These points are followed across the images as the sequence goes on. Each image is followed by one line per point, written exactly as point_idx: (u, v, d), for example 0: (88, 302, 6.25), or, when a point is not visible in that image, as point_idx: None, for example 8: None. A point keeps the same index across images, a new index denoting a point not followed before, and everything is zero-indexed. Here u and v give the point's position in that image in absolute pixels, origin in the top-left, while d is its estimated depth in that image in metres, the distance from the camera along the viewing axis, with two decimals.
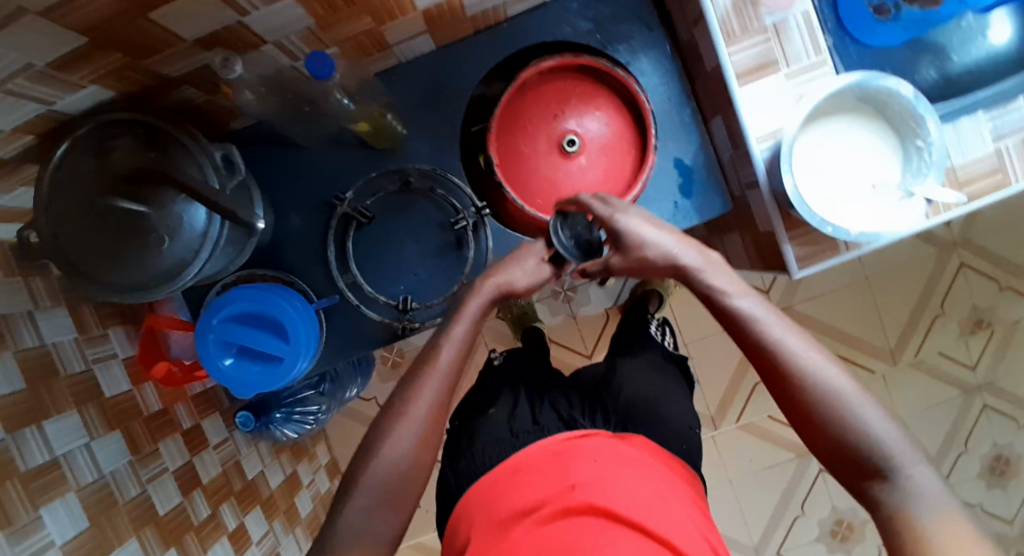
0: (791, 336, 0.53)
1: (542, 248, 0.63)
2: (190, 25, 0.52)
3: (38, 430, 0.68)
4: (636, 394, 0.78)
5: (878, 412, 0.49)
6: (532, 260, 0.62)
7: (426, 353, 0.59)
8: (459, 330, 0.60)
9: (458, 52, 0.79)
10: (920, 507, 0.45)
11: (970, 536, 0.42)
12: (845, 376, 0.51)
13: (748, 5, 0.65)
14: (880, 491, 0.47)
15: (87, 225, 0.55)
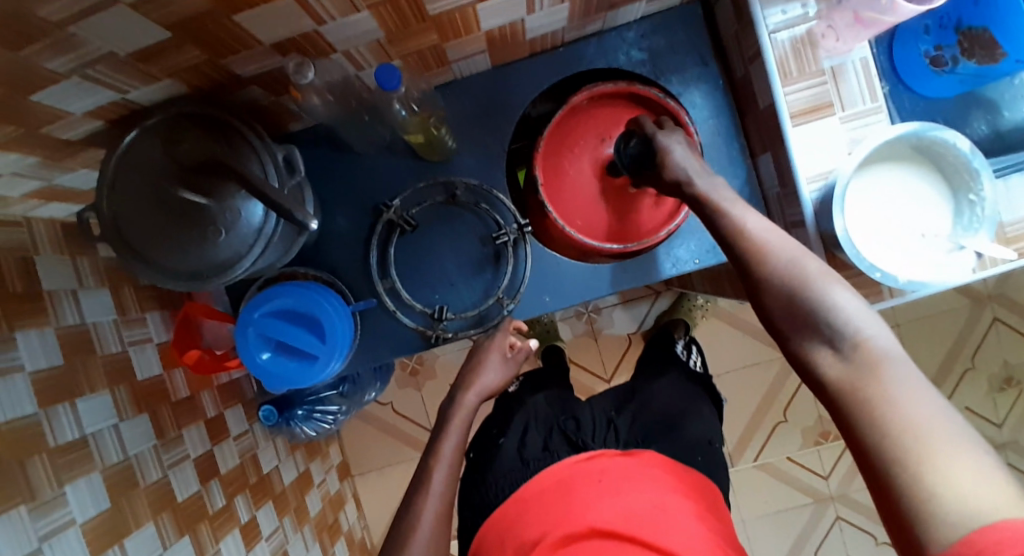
0: (792, 248, 0.49)
1: (501, 344, 0.74)
2: (269, 30, 0.54)
3: (72, 408, 0.70)
4: (659, 416, 0.78)
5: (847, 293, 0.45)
6: (495, 358, 0.73)
7: (427, 455, 0.63)
8: (448, 446, 0.63)
9: (512, 72, 0.80)
10: (867, 370, 0.40)
11: (916, 393, 0.36)
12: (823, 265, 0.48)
13: (806, 47, 0.66)
14: (831, 366, 0.43)
15: (155, 209, 0.58)
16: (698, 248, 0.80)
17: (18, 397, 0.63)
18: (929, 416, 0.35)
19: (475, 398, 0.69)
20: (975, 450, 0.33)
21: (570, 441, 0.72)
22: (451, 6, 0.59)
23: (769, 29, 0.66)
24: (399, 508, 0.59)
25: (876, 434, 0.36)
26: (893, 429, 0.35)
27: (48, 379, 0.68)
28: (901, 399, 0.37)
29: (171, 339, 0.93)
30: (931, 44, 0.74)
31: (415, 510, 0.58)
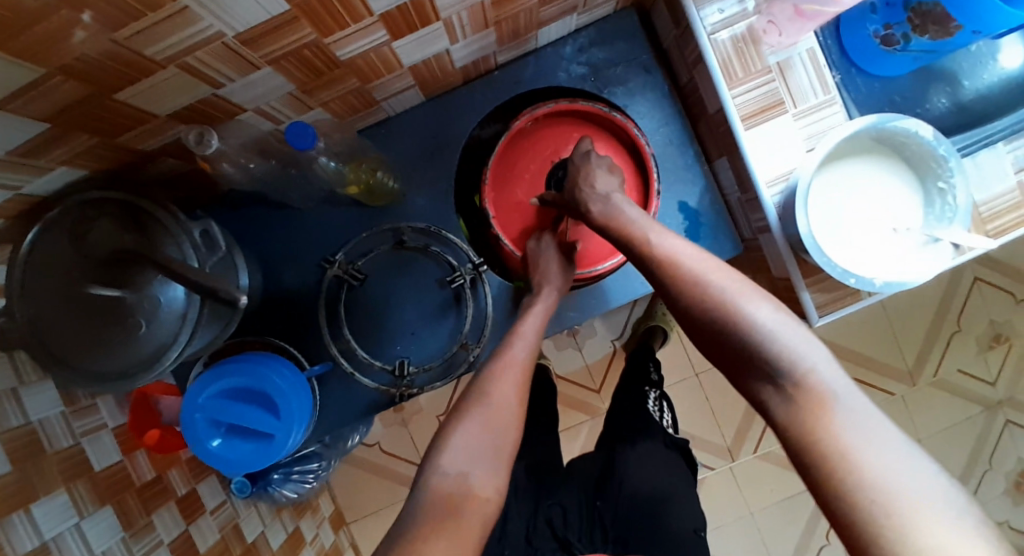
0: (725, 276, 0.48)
1: (550, 239, 0.71)
2: (163, 101, 0.49)
3: (28, 515, 0.61)
4: (639, 489, 0.83)
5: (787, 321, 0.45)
6: (552, 251, 0.70)
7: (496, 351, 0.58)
8: (523, 335, 0.60)
9: (449, 103, 0.76)
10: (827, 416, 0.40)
11: (879, 443, 0.37)
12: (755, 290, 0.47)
13: (748, 45, 0.62)
14: (782, 408, 0.42)
15: (66, 311, 0.51)
16: None
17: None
18: (893, 468, 0.36)
19: (546, 294, 0.67)
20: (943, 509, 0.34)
21: (557, 539, 0.82)
22: (364, 49, 0.55)
23: (707, 31, 0.62)
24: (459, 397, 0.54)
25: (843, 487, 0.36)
26: (866, 491, 0.35)
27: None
28: (868, 456, 0.37)
29: (130, 420, 0.84)
30: (880, 23, 0.67)
31: (486, 387, 0.54)
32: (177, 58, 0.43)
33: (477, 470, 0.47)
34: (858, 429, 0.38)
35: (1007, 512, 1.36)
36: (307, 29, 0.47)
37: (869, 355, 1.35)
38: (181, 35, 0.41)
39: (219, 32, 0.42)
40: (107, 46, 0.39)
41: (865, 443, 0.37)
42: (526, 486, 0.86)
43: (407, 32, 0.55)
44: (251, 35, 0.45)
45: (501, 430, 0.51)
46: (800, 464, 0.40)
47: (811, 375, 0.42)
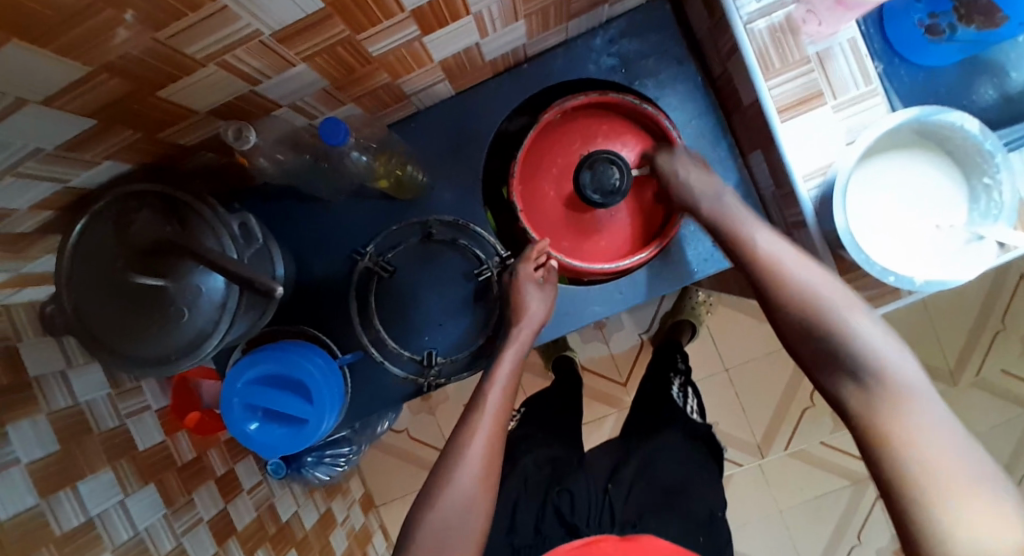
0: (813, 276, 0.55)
1: (525, 269, 0.71)
2: (201, 98, 0.51)
3: (74, 492, 0.65)
4: None
5: (870, 324, 0.52)
6: (530, 287, 0.71)
7: (475, 399, 0.63)
8: (500, 376, 0.65)
9: (478, 96, 0.76)
10: (895, 417, 0.46)
11: (946, 445, 0.43)
12: (838, 285, 0.55)
13: (787, 34, 0.60)
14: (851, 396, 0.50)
15: (111, 297, 0.55)
16: (694, 256, 0.76)
17: (17, 490, 0.58)
18: (947, 458, 0.42)
19: (529, 330, 0.69)
20: (985, 494, 0.40)
21: (566, 526, 0.83)
22: (395, 45, 0.55)
23: (743, 21, 0.61)
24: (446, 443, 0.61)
25: (899, 472, 0.44)
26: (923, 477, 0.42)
27: (47, 466, 0.63)
28: (920, 441, 0.44)
29: (171, 403, 0.88)
30: (924, 11, 0.66)
31: (467, 439, 0.59)
32: (216, 56, 0.45)
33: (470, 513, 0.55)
34: (922, 420, 0.45)
35: None
36: (340, 26, 0.48)
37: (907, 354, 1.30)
38: (219, 35, 0.42)
39: (256, 30, 0.43)
40: (150, 46, 0.40)
41: (925, 433, 0.44)
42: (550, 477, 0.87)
43: (436, 28, 0.55)
44: (287, 33, 0.46)
45: (480, 484, 0.57)
46: (866, 452, 0.47)
47: (884, 372, 0.49)
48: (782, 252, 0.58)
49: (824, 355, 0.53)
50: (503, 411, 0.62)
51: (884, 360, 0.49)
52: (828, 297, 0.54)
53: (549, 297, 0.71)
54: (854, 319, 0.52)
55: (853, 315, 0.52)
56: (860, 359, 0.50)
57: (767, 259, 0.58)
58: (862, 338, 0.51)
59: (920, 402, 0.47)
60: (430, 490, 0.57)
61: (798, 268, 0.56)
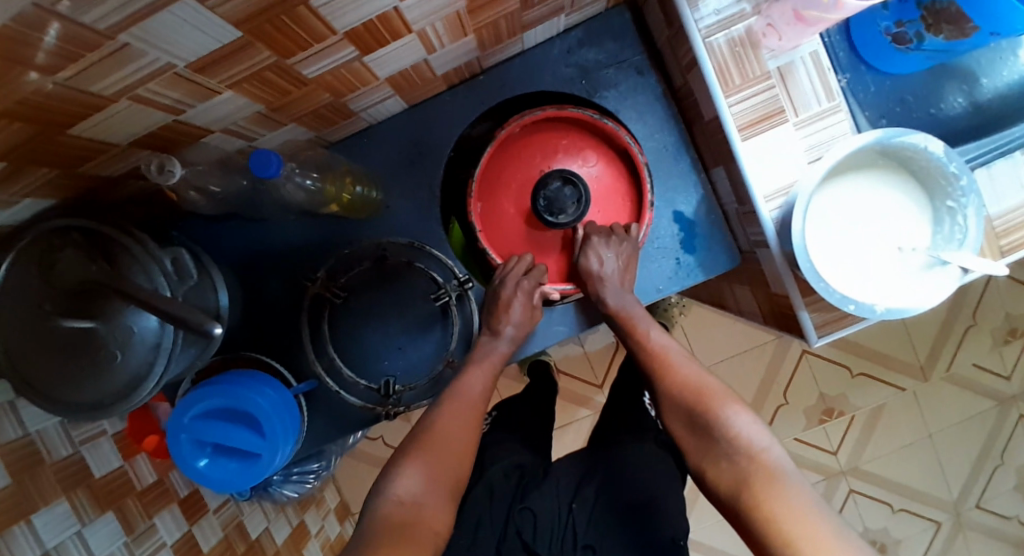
0: (752, 422, 0.56)
1: (532, 287, 0.69)
2: (120, 131, 0.47)
3: (29, 526, 0.63)
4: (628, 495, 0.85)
5: (750, 419, 0.56)
6: (522, 299, 0.68)
7: (458, 381, 0.64)
8: (477, 374, 0.65)
9: (432, 110, 0.73)
10: (777, 461, 0.52)
11: (797, 488, 0.49)
12: (759, 424, 0.56)
13: (747, 48, 0.57)
14: (730, 470, 0.53)
15: (39, 339, 0.51)
16: (658, 274, 0.72)
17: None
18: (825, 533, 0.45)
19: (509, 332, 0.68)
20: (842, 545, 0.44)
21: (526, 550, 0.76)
22: (330, 67, 0.52)
23: (702, 33, 0.58)
24: (413, 426, 0.61)
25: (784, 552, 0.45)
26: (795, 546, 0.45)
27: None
28: (790, 506, 0.47)
29: (130, 426, 0.81)
30: (892, 19, 0.63)
31: (436, 417, 0.60)
32: (126, 91, 0.41)
33: (424, 506, 0.52)
34: (775, 470, 0.51)
35: (1017, 507, 1.34)
36: (265, 52, 0.44)
37: (879, 351, 1.32)
38: (124, 72, 0.39)
39: (166, 62, 0.40)
40: (51, 87, 0.37)
41: (776, 477, 0.50)
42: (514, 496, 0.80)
43: (376, 47, 0.52)
44: (202, 63, 0.42)
45: (453, 456, 0.57)
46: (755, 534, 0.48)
47: (763, 451, 0.53)
48: (670, 347, 0.65)
49: (700, 428, 0.57)
50: (485, 391, 0.64)
51: (764, 444, 0.54)
52: (707, 388, 0.60)
53: (532, 299, 0.69)
54: (728, 408, 0.57)
55: (725, 399, 0.58)
56: (738, 437, 0.54)
57: (680, 379, 0.61)
58: (735, 423, 0.56)
59: (783, 472, 0.51)
60: (402, 454, 0.57)
61: (682, 362, 0.63)
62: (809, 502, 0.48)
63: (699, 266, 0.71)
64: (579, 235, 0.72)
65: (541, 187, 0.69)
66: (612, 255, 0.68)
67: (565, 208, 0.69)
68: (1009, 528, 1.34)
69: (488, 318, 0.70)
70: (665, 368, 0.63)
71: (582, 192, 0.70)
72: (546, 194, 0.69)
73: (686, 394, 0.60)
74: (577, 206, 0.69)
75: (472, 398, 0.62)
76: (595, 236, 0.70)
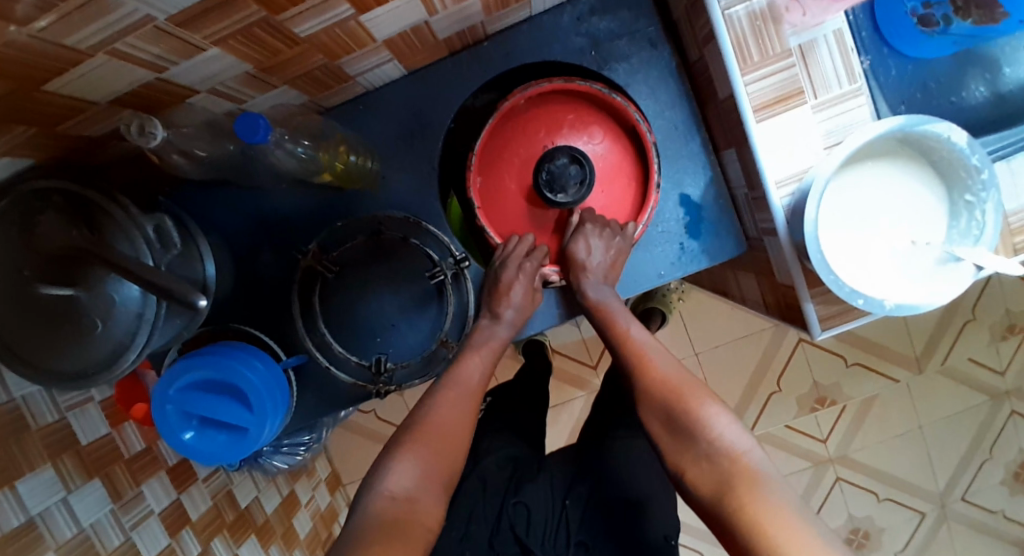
0: (732, 425, 0.54)
1: (534, 271, 0.67)
2: (101, 88, 0.44)
3: (13, 492, 0.61)
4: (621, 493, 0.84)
5: (730, 420, 0.55)
6: (522, 285, 0.66)
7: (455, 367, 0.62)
8: (474, 360, 0.63)
9: (434, 78, 0.70)
10: (758, 464, 0.51)
11: (780, 494, 0.48)
12: (739, 425, 0.55)
13: (768, 23, 0.54)
14: (711, 474, 0.52)
15: (17, 308, 0.49)
16: (660, 260, 0.70)
17: None
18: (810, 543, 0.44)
19: (506, 325, 0.67)
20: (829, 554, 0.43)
21: (520, 544, 0.77)
22: (324, 26, 0.49)
23: (722, 6, 0.54)
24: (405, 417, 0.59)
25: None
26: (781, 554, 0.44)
27: None
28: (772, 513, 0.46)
29: (117, 394, 0.79)
30: (919, 0, 0.62)
31: (430, 405, 0.59)
32: (105, 45, 0.38)
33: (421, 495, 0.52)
34: (757, 476, 0.50)
35: (1001, 500, 1.36)
36: (254, 7, 0.41)
37: (875, 341, 1.31)
38: (101, 23, 0.36)
39: (148, 15, 0.37)
40: (23, 40, 0.34)
41: (759, 482, 0.49)
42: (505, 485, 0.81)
43: (374, 6, 0.49)
44: (185, 17, 0.39)
45: (446, 444, 0.56)
46: (738, 539, 0.47)
47: (744, 455, 0.52)
48: (649, 343, 0.64)
49: (679, 428, 0.56)
50: (483, 379, 0.63)
51: (745, 447, 0.53)
52: (687, 387, 0.58)
53: (530, 282, 0.67)
54: (708, 408, 0.56)
55: (704, 400, 0.57)
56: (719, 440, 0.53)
57: (659, 378, 0.60)
58: (714, 425, 0.54)
59: (764, 477, 0.50)
60: (397, 443, 0.56)
61: (662, 359, 0.62)
62: (791, 509, 0.47)
63: (704, 253, 0.69)
64: (577, 217, 0.70)
65: (545, 161, 0.66)
66: (601, 245, 0.67)
67: (568, 187, 0.66)
68: (992, 521, 1.36)
69: (487, 300, 0.68)
70: (644, 365, 0.62)
71: (587, 173, 0.66)
72: (549, 170, 0.66)
73: (666, 392, 0.58)
74: (580, 187, 0.67)
75: (467, 386, 0.61)
76: (589, 225, 0.68)
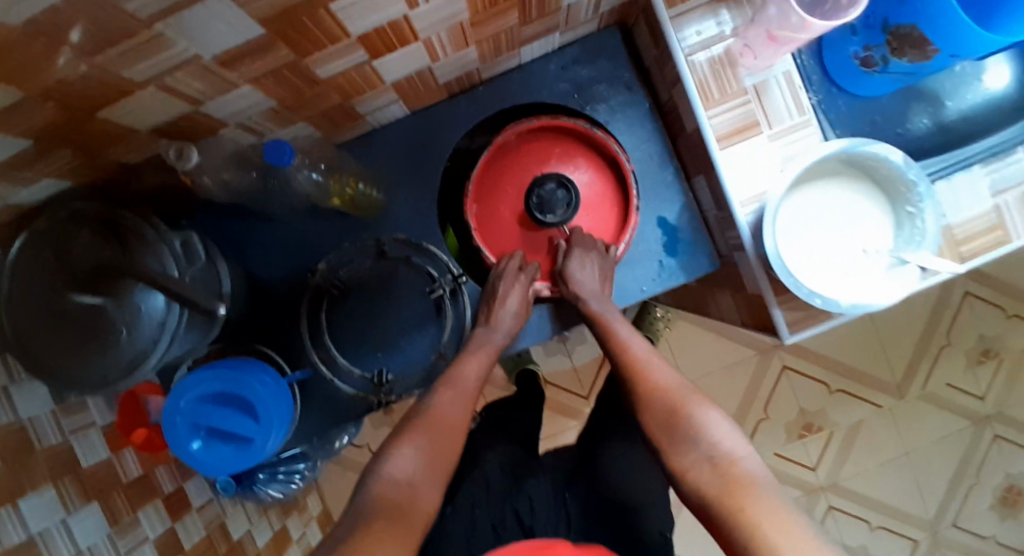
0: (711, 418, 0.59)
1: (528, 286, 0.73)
2: (144, 117, 0.51)
3: (15, 510, 0.63)
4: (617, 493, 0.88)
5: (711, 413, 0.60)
6: (517, 296, 0.72)
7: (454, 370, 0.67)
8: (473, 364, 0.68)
9: (434, 118, 0.78)
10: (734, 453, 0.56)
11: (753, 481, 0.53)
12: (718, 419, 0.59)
13: (726, 66, 0.63)
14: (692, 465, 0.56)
15: (48, 317, 0.53)
16: (643, 277, 0.76)
17: None
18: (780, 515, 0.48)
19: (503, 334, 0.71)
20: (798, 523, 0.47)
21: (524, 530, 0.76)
22: (342, 69, 0.56)
23: (685, 53, 0.63)
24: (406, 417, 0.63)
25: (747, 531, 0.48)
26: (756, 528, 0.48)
27: None
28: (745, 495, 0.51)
29: (119, 420, 0.82)
30: (860, 44, 0.68)
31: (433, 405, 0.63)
32: (154, 78, 0.45)
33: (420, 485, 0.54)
34: (733, 465, 0.54)
35: (992, 526, 1.37)
36: (285, 50, 0.48)
37: (855, 368, 1.36)
38: (156, 59, 0.42)
39: (195, 54, 0.43)
40: (82, 69, 0.40)
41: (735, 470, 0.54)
42: (506, 478, 0.82)
43: (385, 52, 0.56)
44: (228, 57, 0.46)
45: (447, 438, 0.60)
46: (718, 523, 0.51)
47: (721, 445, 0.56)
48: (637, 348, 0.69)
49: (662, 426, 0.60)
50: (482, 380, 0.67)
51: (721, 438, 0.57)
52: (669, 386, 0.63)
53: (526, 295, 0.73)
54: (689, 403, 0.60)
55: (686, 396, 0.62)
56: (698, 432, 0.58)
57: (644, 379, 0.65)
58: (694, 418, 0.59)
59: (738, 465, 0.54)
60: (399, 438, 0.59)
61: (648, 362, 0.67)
62: (763, 492, 0.51)
63: (681, 269, 0.75)
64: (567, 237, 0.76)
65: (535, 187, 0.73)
66: (593, 264, 0.73)
67: (557, 208, 0.73)
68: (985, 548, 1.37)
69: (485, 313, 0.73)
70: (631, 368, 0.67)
71: (574, 197, 0.73)
72: (539, 194, 0.73)
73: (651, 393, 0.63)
74: (568, 210, 0.73)
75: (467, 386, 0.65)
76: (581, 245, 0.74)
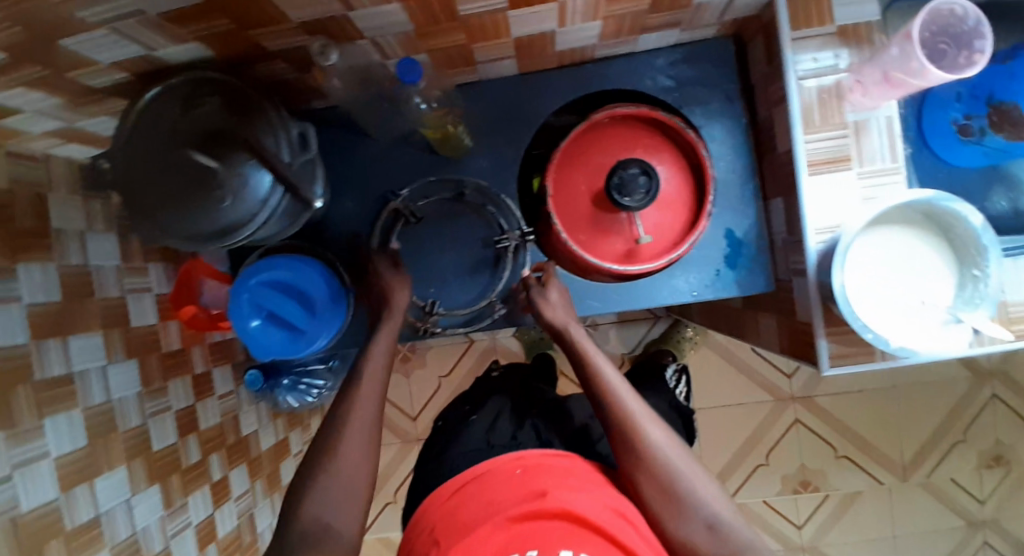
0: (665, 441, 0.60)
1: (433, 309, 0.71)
2: (305, 11, 0.54)
3: (61, 344, 0.63)
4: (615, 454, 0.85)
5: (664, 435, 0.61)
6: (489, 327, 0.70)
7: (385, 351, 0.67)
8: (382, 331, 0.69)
9: (537, 83, 0.81)
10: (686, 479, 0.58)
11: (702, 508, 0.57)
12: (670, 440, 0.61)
13: (833, 97, 0.65)
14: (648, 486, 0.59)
15: (171, 166, 0.58)
16: (694, 282, 0.80)
17: (10, 325, 0.57)
18: None
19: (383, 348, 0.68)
20: None
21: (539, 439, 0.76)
22: (482, 10, 0.60)
23: (798, 75, 0.65)
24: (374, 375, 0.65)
25: None
26: None
27: (46, 312, 0.62)
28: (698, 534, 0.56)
29: (172, 292, 0.86)
30: (961, 111, 0.72)
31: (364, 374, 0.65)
32: None
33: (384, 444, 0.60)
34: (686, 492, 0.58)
35: None
36: None
37: (864, 438, 1.36)
38: None
39: None
40: None
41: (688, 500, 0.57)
42: (523, 407, 0.83)
43: (523, 5, 0.60)
44: None
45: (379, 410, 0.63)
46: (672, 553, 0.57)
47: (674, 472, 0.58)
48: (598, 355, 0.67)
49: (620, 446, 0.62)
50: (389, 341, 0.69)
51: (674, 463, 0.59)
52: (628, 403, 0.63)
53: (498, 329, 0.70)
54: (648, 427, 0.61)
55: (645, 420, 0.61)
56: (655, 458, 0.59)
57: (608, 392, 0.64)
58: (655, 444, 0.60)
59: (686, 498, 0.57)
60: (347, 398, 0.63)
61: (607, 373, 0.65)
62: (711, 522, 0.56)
63: (735, 282, 0.79)
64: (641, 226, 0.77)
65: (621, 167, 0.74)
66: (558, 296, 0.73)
67: (637, 191, 0.74)
68: None
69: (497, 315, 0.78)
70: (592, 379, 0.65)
71: (654, 186, 0.75)
72: (624, 174, 0.74)
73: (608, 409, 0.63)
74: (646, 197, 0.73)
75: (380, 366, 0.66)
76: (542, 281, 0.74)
